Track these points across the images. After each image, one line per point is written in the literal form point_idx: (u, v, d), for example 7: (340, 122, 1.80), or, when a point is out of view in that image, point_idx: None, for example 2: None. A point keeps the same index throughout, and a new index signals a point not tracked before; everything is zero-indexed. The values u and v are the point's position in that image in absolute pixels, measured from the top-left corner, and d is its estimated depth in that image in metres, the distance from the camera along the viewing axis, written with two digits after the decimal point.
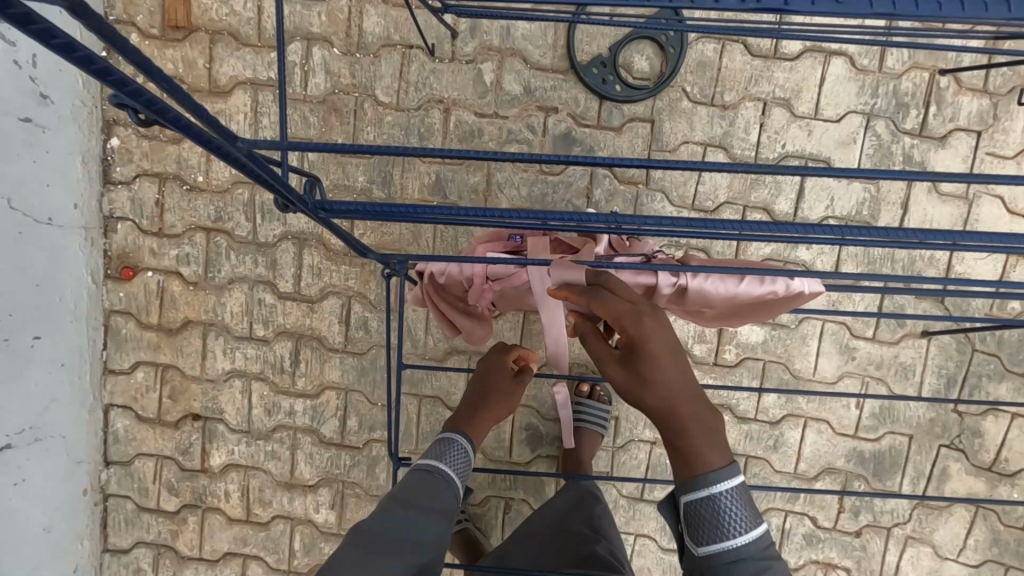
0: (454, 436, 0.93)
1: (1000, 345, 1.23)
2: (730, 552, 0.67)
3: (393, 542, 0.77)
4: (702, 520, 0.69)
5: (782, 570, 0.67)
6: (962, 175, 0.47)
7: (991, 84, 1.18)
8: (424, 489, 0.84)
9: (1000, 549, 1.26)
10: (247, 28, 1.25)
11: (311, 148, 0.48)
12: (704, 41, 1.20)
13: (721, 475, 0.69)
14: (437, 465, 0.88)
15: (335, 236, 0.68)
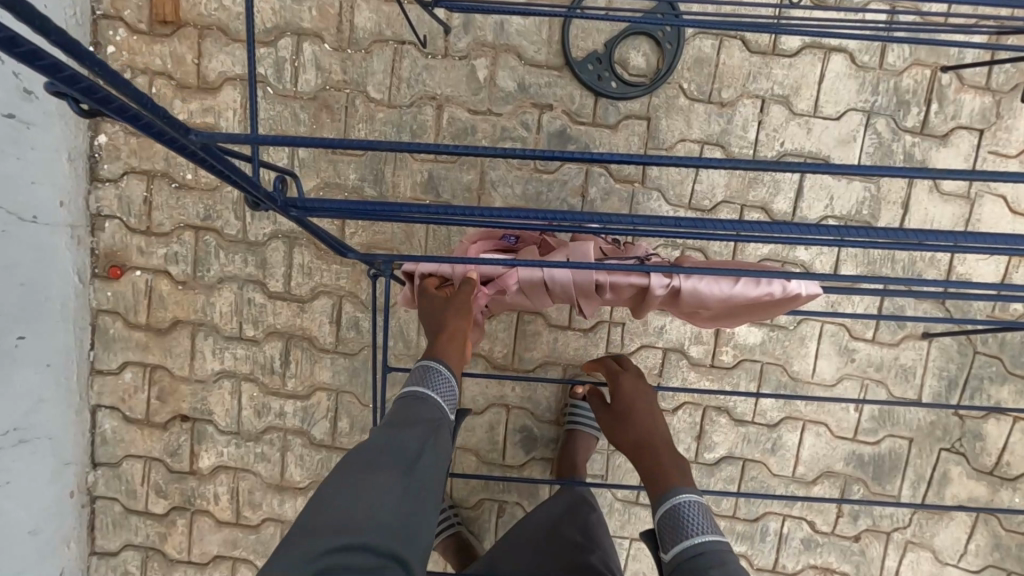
0: (424, 365, 0.83)
1: (1003, 347, 1.21)
2: (690, 548, 0.77)
3: (383, 462, 0.73)
4: (669, 525, 0.81)
5: (739, 569, 0.74)
6: (963, 172, 0.45)
7: (993, 82, 1.16)
8: (408, 412, 0.79)
9: (1001, 554, 1.24)
10: (237, 24, 1.23)
11: (275, 141, 0.45)
12: (703, 36, 1.18)
13: (684, 489, 0.83)
14: (417, 389, 0.82)
15: (310, 232, 0.65)
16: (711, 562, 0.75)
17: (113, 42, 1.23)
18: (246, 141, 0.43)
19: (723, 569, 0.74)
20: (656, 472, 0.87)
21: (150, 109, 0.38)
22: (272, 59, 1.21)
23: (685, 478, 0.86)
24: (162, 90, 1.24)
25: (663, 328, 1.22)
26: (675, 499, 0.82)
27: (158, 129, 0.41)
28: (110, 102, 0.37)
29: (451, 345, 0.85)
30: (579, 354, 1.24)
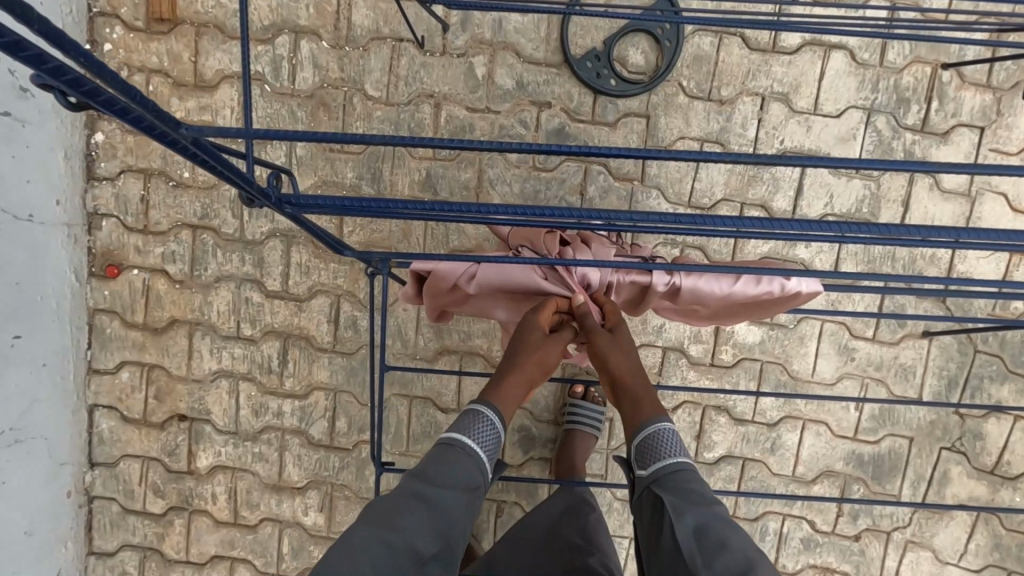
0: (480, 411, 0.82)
1: (1003, 345, 1.20)
2: (669, 466, 0.77)
3: (410, 518, 0.72)
4: (645, 442, 0.79)
5: (711, 491, 0.76)
6: (958, 165, 0.46)
7: (994, 79, 1.15)
8: (446, 466, 0.77)
9: (1001, 554, 1.24)
10: (234, 21, 1.22)
11: (267, 137, 0.44)
12: (702, 33, 1.17)
13: (661, 414, 0.82)
14: (462, 438, 0.80)
15: (304, 229, 0.65)
16: (690, 480, 0.75)
17: (109, 40, 1.22)
18: (238, 136, 0.43)
19: (700, 486, 0.75)
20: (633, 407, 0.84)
21: (138, 102, 0.38)
22: (270, 57, 1.20)
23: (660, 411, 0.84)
24: (159, 88, 1.23)
25: (662, 327, 1.22)
26: (653, 421, 0.81)
27: (146, 122, 0.40)
28: (97, 94, 0.36)
29: (512, 395, 0.86)
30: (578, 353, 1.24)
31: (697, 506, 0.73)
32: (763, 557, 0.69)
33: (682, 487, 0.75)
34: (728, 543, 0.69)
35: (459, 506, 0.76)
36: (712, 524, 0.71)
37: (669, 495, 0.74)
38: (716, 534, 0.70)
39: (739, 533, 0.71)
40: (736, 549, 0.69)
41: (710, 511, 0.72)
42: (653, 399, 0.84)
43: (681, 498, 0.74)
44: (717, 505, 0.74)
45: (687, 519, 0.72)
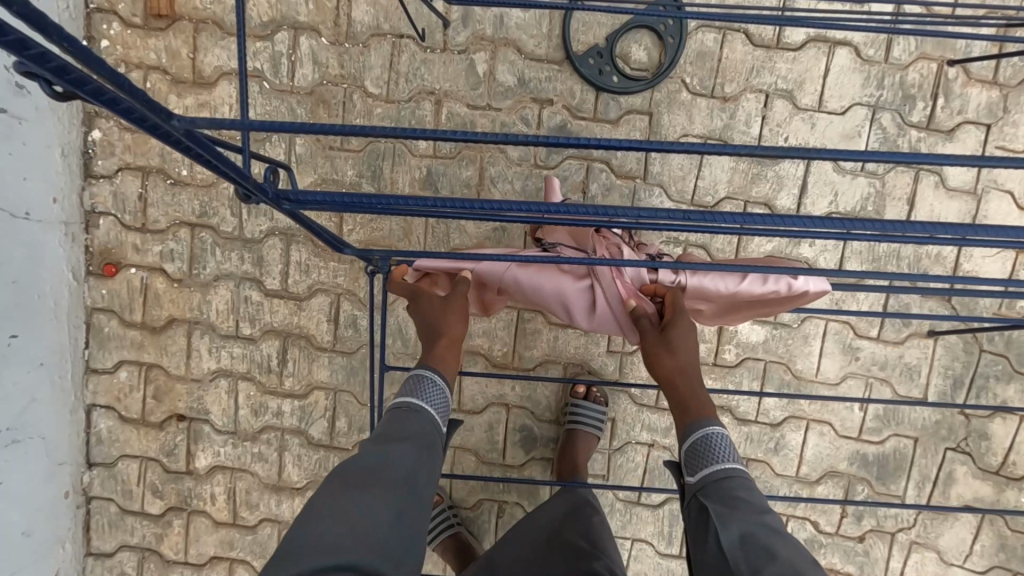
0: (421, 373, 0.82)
1: (1009, 345, 1.19)
2: (718, 472, 0.75)
3: (377, 479, 0.71)
4: (694, 448, 0.78)
5: (763, 500, 0.74)
6: (996, 157, 0.43)
7: (1001, 76, 1.14)
8: (403, 426, 0.77)
9: (1007, 555, 1.23)
10: (233, 17, 1.21)
11: (260, 128, 0.43)
12: (705, 30, 1.16)
13: (714, 421, 0.80)
14: (410, 400, 0.80)
15: (303, 225, 0.64)
16: (738, 486, 0.74)
17: (107, 36, 1.21)
18: (233, 128, 0.41)
19: (749, 493, 0.73)
20: (684, 408, 0.82)
21: (126, 90, 0.37)
22: (269, 53, 1.19)
23: (715, 416, 0.81)
24: (157, 85, 1.22)
25: None
26: (704, 427, 0.79)
27: (137, 112, 0.39)
28: (83, 80, 0.35)
29: (451, 352, 0.84)
30: (581, 353, 1.23)
31: (745, 515, 0.71)
32: (816, 572, 0.66)
33: (731, 496, 0.73)
34: (777, 553, 0.67)
35: (423, 460, 0.76)
36: (759, 534, 0.69)
37: (715, 502, 0.73)
38: (764, 544, 0.68)
39: (790, 544, 0.69)
40: (785, 560, 0.66)
41: (759, 519, 0.70)
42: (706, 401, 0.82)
43: (728, 506, 0.72)
44: (768, 515, 0.71)
45: (733, 526, 0.70)
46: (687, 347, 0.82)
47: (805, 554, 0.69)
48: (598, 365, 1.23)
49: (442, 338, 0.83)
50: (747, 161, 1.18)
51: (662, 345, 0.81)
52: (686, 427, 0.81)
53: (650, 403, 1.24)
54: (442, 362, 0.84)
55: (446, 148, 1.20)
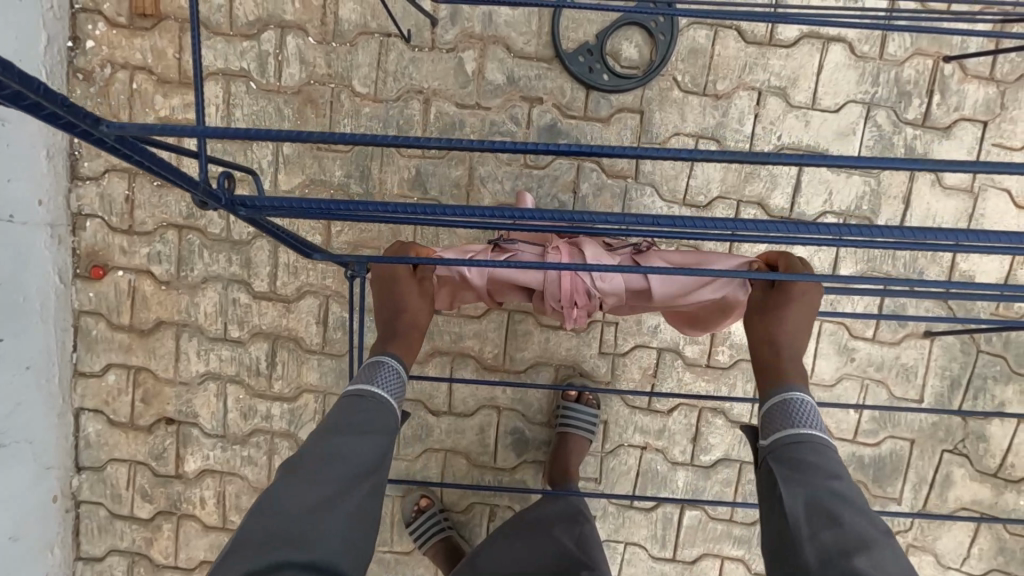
0: (382, 361, 0.78)
1: (1007, 345, 1.17)
2: (790, 436, 0.68)
3: (326, 465, 0.70)
4: (772, 412, 0.71)
5: (837, 461, 0.67)
6: (974, 162, 0.41)
7: (997, 72, 1.12)
8: (344, 413, 0.74)
9: (1005, 558, 1.21)
10: (218, 16, 1.17)
11: (194, 135, 0.42)
12: (697, 26, 1.14)
13: (799, 383, 0.72)
14: (368, 389, 0.76)
15: (263, 229, 0.62)
16: (807, 450, 0.67)
17: (92, 36, 1.19)
18: (170, 133, 0.41)
19: (821, 457, 0.67)
20: (767, 370, 0.75)
21: (44, 96, 0.37)
22: (255, 53, 1.18)
23: (801, 381, 0.73)
24: (142, 85, 1.20)
25: (657, 328, 1.20)
26: (790, 389, 0.71)
27: (63, 117, 0.40)
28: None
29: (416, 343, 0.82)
30: (572, 354, 1.21)
31: (813, 480, 0.65)
32: (885, 545, 0.61)
33: (799, 461, 0.67)
34: (844, 522, 0.62)
35: (368, 443, 0.72)
36: (826, 500, 0.64)
37: (781, 467, 0.67)
38: (828, 511, 0.63)
39: (860, 513, 0.63)
40: (852, 530, 0.62)
41: (829, 486, 0.64)
42: (798, 373, 0.73)
43: (795, 471, 0.66)
44: (839, 480, 0.65)
45: (798, 492, 0.65)
46: (793, 318, 0.75)
47: (876, 521, 0.64)
48: (589, 366, 1.21)
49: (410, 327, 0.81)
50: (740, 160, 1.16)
51: (761, 306, 0.77)
52: (771, 388, 0.73)
53: (643, 406, 1.22)
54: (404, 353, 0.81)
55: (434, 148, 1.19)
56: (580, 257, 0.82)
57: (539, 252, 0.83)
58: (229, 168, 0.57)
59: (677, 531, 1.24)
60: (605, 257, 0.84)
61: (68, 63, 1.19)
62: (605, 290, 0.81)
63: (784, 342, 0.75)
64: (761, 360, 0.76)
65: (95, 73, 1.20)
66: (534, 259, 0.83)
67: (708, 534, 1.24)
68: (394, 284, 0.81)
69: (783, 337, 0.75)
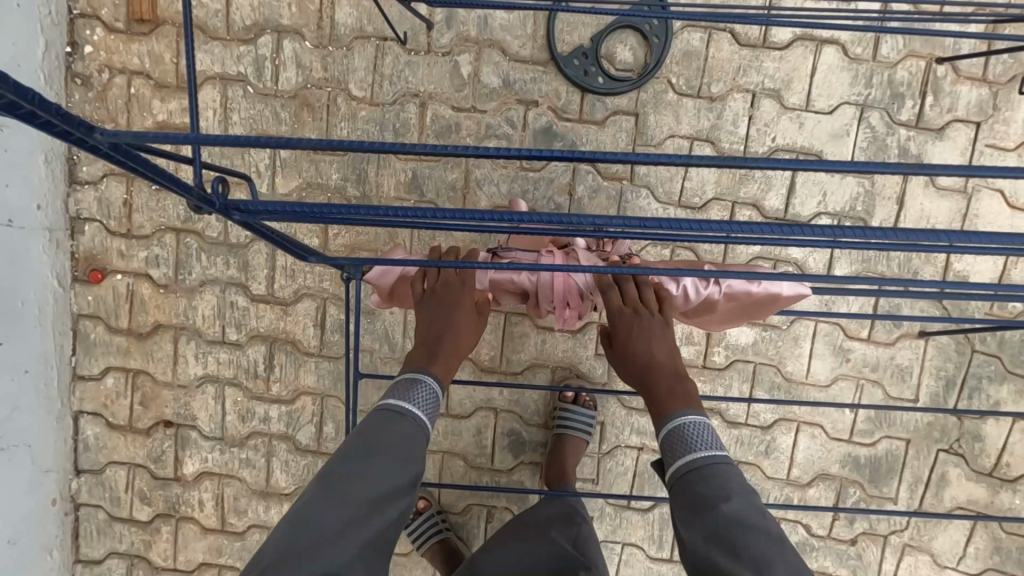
0: (420, 378, 0.79)
1: (1001, 345, 1.17)
2: (684, 470, 0.74)
3: (354, 484, 0.71)
4: (668, 450, 0.77)
5: (731, 481, 0.72)
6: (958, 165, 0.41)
7: (990, 73, 1.13)
8: (382, 432, 0.75)
9: (1001, 558, 1.21)
10: (215, 21, 1.18)
11: (188, 142, 0.42)
12: (691, 29, 1.15)
13: (683, 412, 0.78)
14: (403, 407, 0.77)
15: (261, 233, 0.63)
16: (699, 479, 0.73)
17: (90, 41, 1.20)
18: (162, 140, 0.41)
19: (712, 484, 0.72)
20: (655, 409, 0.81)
21: (40, 105, 0.38)
22: (252, 57, 1.18)
23: (680, 409, 0.79)
24: (140, 90, 1.21)
25: None
26: (669, 425, 0.78)
27: (59, 127, 0.41)
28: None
29: (455, 361, 0.84)
30: (568, 356, 1.21)
31: (706, 510, 0.70)
32: (776, 556, 0.66)
33: (694, 492, 0.72)
34: (738, 545, 0.67)
35: (403, 469, 0.74)
36: (720, 527, 0.69)
37: (679, 502, 0.73)
38: (724, 537, 0.68)
39: (752, 530, 0.68)
40: (745, 551, 0.67)
41: (719, 511, 0.70)
42: (678, 398, 0.80)
43: (692, 504, 0.72)
44: (730, 503, 0.70)
45: (696, 525, 0.70)
46: (642, 353, 0.81)
47: (770, 533, 0.69)
48: (586, 367, 1.21)
49: (448, 348, 0.82)
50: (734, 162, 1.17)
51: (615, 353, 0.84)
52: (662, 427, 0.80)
53: (639, 407, 1.22)
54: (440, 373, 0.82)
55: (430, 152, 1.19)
56: (573, 260, 0.82)
57: (533, 256, 0.84)
58: (222, 173, 0.57)
59: (674, 532, 1.24)
60: (597, 261, 0.85)
61: (67, 68, 1.20)
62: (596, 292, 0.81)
63: (654, 375, 0.81)
64: (647, 402, 0.83)
65: (93, 78, 1.21)
66: (527, 262, 0.83)
67: None
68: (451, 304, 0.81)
69: (650, 371, 0.81)
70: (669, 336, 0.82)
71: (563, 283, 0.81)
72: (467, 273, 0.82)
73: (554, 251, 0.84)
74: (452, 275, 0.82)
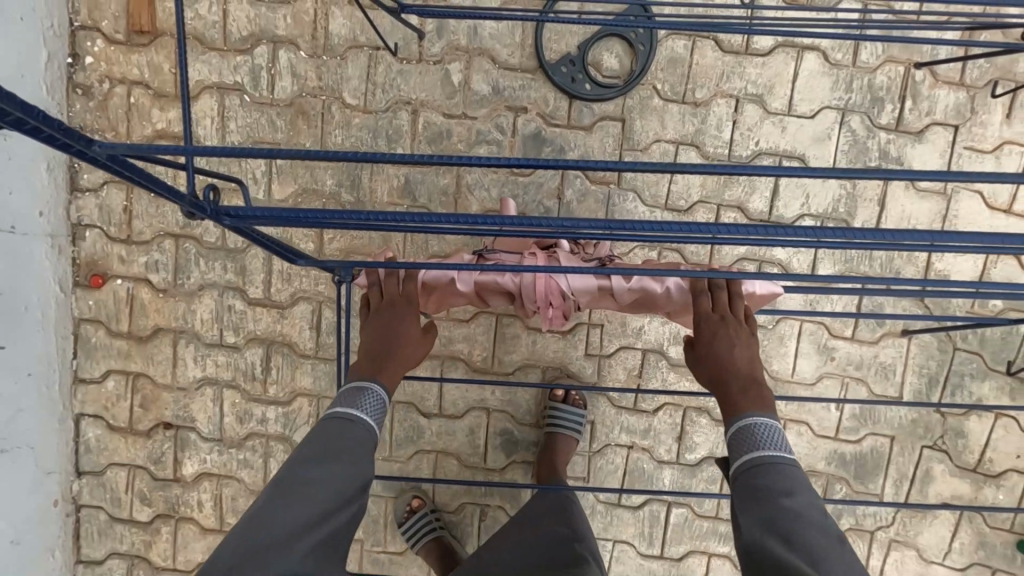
0: (365, 387, 0.81)
1: (982, 343, 1.20)
2: (749, 460, 0.73)
3: (310, 486, 0.74)
4: (733, 439, 0.76)
5: (796, 480, 0.71)
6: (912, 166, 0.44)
7: (967, 77, 1.16)
8: (334, 437, 0.77)
9: (986, 552, 1.23)
10: (212, 32, 1.21)
11: (179, 152, 0.45)
12: (675, 36, 1.18)
13: (755, 412, 0.76)
14: (351, 413, 0.80)
15: (248, 237, 0.66)
16: (763, 471, 0.72)
17: (91, 52, 1.23)
18: (156, 150, 0.44)
19: (776, 478, 0.71)
20: (725, 405, 0.79)
21: (42, 120, 0.41)
22: (248, 67, 1.21)
23: (754, 406, 0.76)
24: (139, 99, 1.24)
25: (641, 329, 1.23)
26: (740, 418, 0.76)
27: (60, 139, 0.43)
28: (1, 110, 0.39)
29: (403, 368, 0.86)
30: (559, 356, 1.24)
31: (766, 501, 0.69)
32: (835, 559, 0.65)
33: (755, 483, 0.71)
34: (796, 540, 0.66)
35: (358, 473, 0.77)
36: (780, 520, 0.67)
37: (740, 491, 0.72)
38: (783, 531, 0.67)
39: (812, 529, 0.67)
40: (804, 548, 0.65)
41: (781, 505, 0.68)
42: (756, 399, 0.77)
43: (751, 493, 0.71)
44: (792, 499, 0.69)
45: (754, 515, 0.69)
46: (726, 354, 0.79)
47: (831, 536, 0.67)
48: (577, 368, 1.24)
49: (394, 358, 0.84)
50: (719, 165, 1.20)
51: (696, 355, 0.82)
52: (731, 421, 0.77)
53: (629, 406, 1.25)
54: (385, 383, 0.83)
55: None
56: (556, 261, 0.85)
57: (517, 257, 0.86)
58: (214, 179, 0.60)
59: (664, 529, 1.26)
60: (580, 262, 0.88)
61: (68, 78, 1.23)
62: (577, 291, 0.84)
63: (731, 379, 0.79)
64: (722, 407, 0.80)
65: (94, 88, 1.24)
66: (511, 263, 0.85)
67: (695, 532, 1.27)
68: (394, 317, 0.84)
69: (729, 375, 0.79)
70: (753, 345, 0.80)
71: (545, 283, 0.83)
72: (417, 282, 0.85)
73: (536, 253, 0.87)
74: (395, 291, 0.85)
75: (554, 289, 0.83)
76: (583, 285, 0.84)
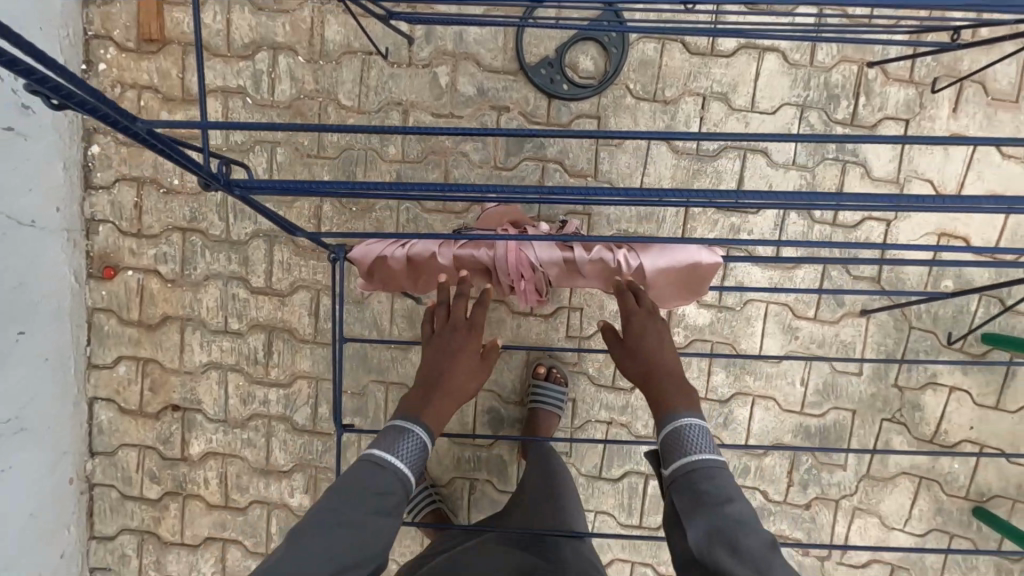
0: (409, 428, 0.84)
1: (936, 321, 1.28)
2: (689, 466, 0.78)
3: (334, 531, 0.75)
4: (669, 443, 0.82)
5: (731, 483, 0.77)
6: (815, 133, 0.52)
7: (916, 74, 1.25)
8: (363, 480, 0.79)
9: (943, 518, 1.32)
10: (217, 40, 1.30)
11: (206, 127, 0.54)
12: (645, 40, 1.27)
13: (686, 416, 0.83)
14: (385, 455, 0.81)
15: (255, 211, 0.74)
16: (703, 477, 0.77)
17: (104, 60, 1.33)
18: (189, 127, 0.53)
19: (715, 484, 0.76)
20: (657, 405, 0.86)
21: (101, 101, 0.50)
22: (250, 72, 1.31)
23: (685, 408, 0.84)
24: (149, 103, 1.34)
25: (618, 312, 1.31)
26: (675, 423, 0.82)
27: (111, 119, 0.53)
28: (71, 94, 0.48)
29: (449, 408, 0.90)
30: (541, 338, 1.33)
31: (709, 508, 0.74)
32: (775, 560, 0.70)
33: (696, 488, 0.76)
34: (740, 544, 0.70)
35: (381, 524, 0.77)
36: (724, 526, 0.72)
37: (682, 497, 0.77)
38: (726, 535, 0.71)
39: (751, 531, 0.72)
40: (747, 551, 0.70)
41: (723, 511, 0.74)
42: (685, 398, 0.85)
43: (694, 500, 0.76)
44: (732, 504, 0.74)
45: (700, 521, 0.73)
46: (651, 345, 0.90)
47: (769, 539, 0.72)
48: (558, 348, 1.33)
49: (443, 393, 0.89)
50: (688, 159, 1.29)
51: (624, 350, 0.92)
52: (663, 421, 0.84)
53: (607, 384, 1.33)
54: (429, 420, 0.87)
55: (413, 154, 1.32)
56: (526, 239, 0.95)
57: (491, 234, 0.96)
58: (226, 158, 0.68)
59: (642, 500, 1.34)
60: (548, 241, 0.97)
61: None
62: (545, 264, 0.93)
63: (659, 377, 0.88)
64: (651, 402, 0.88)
65: (107, 93, 1.33)
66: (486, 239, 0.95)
67: None
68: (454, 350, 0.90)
69: (655, 369, 0.89)
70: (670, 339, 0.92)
71: (516, 257, 0.92)
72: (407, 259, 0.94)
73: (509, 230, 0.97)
74: (462, 322, 0.92)
75: (525, 262, 0.92)
76: (550, 259, 0.93)
